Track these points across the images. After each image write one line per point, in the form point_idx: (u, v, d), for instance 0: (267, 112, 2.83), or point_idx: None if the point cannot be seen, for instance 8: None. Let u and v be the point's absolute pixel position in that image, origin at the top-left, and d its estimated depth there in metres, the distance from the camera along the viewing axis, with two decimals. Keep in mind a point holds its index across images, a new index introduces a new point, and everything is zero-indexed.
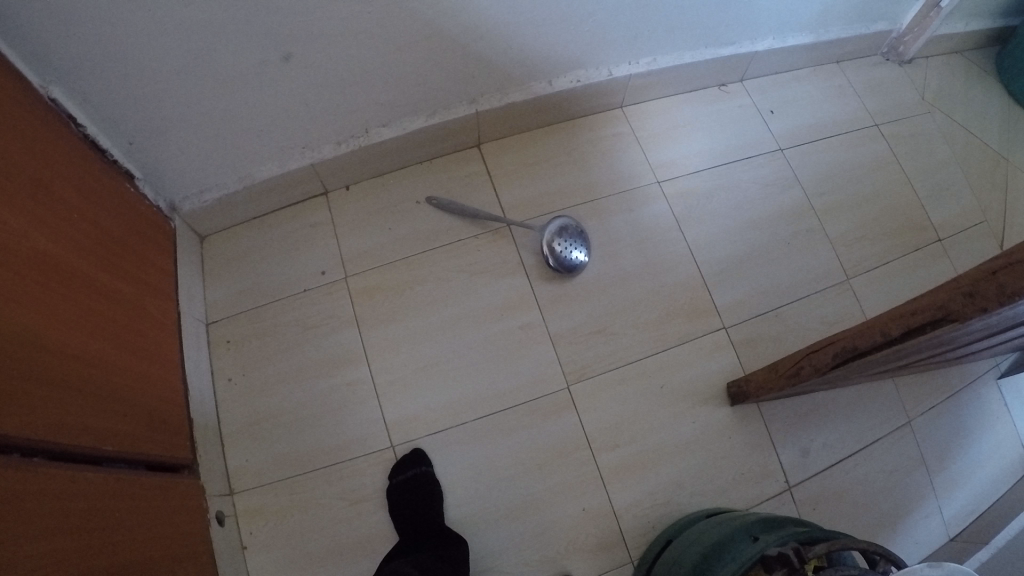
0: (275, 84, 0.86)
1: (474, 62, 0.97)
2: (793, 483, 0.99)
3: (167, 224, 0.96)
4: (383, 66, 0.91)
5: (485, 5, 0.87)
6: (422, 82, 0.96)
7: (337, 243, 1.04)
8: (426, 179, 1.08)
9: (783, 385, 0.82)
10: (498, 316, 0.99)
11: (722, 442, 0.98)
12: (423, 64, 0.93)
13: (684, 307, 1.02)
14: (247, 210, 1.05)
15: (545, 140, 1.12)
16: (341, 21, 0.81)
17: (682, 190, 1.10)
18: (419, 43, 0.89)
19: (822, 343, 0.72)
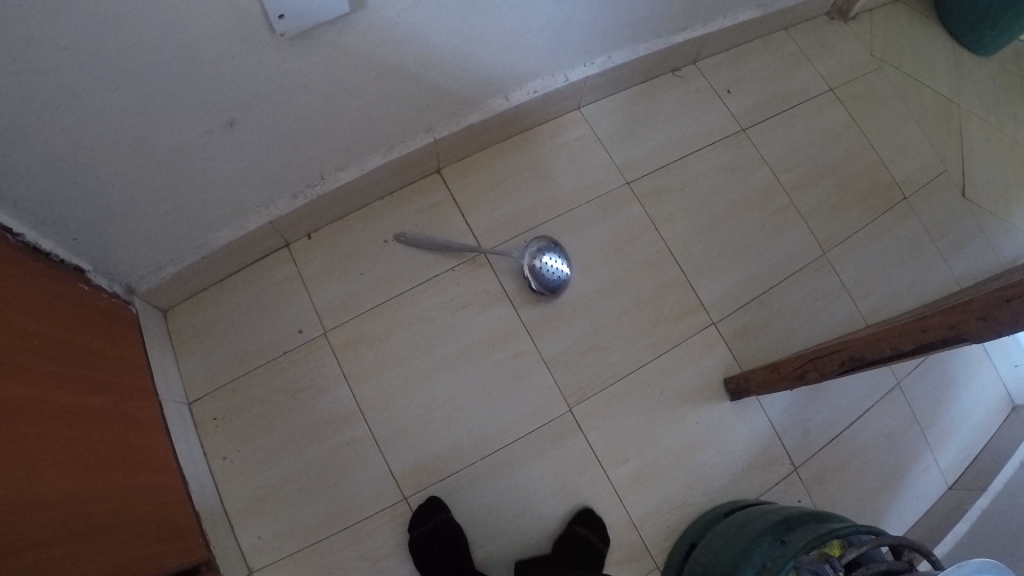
0: (222, 152, 0.79)
1: (429, 93, 0.90)
2: (798, 464, 1.01)
3: (128, 312, 0.90)
4: (335, 115, 0.83)
5: (438, 36, 0.81)
6: (376, 125, 0.89)
7: (310, 298, 0.99)
8: (390, 215, 1.01)
9: (784, 387, 0.85)
10: (489, 350, 0.97)
11: (728, 437, 0.99)
12: (376, 107, 0.86)
13: (673, 309, 1.02)
14: (208, 277, 0.98)
15: (507, 155, 1.07)
16: (284, 77, 0.74)
17: (652, 189, 1.09)
18: (369, 88, 0.82)
19: (824, 352, 0.75)
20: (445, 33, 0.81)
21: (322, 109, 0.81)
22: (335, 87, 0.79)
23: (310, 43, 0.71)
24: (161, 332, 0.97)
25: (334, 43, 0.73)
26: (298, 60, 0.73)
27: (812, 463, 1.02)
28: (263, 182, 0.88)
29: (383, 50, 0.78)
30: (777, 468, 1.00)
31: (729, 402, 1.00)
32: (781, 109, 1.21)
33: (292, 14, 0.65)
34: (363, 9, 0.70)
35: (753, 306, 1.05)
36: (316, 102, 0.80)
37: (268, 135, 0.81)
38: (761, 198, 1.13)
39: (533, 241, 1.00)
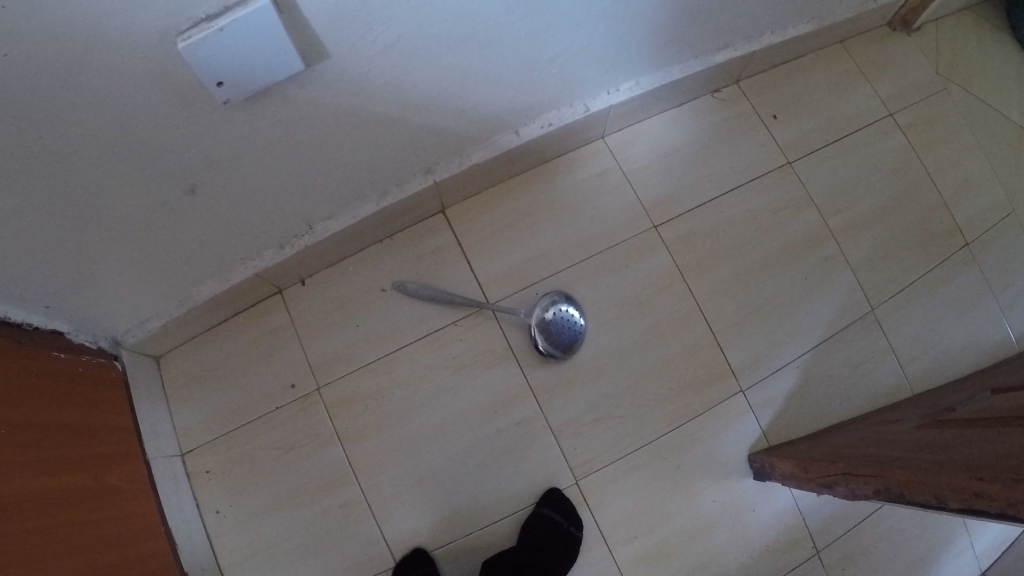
0: (196, 214, 0.72)
1: (424, 130, 0.78)
2: (821, 549, 1.00)
3: (114, 369, 0.84)
4: (318, 166, 0.74)
5: (419, 80, 0.69)
6: (364, 170, 0.79)
7: (303, 349, 0.94)
8: (390, 261, 0.93)
9: (812, 487, 0.82)
10: (492, 413, 0.90)
11: (743, 517, 0.96)
12: (361, 154, 0.76)
13: (699, 373, 0.94)
14: (200, 324, 0.93)
15: (522, 191, 0.95)
16: (251, 135, 0.64)
17: (681, 232, 0.97)
18: (349, 137, 0.72)
19: (859, 471, 0.72)
20: (431, 74, 0.69)
21: (297, 163, 0.72)
22: (308, 139, 0.69)
23: (266, 102, 0.61)
24: (155, 383, 0.92)
25: (295, 100, 0.62)
26: (256, 120, 0.63)
27: (834, 548, 1.01)
28: (247, 232, 0.80)
29: (357, 98, 0.67)
30: (795, 552, 0.99)
31: (751, 480, 0.96)
32: (829, 139, 1.09)
33: (233, 79, 0.55)
34: (322, 59, 0.59)
35: (782, 373, 0.99)
36: (287, 158, 0.70)
37: (237, 193, 0.72)
38: (800, 249, 1.04)
39: (543, 296, 0.91)
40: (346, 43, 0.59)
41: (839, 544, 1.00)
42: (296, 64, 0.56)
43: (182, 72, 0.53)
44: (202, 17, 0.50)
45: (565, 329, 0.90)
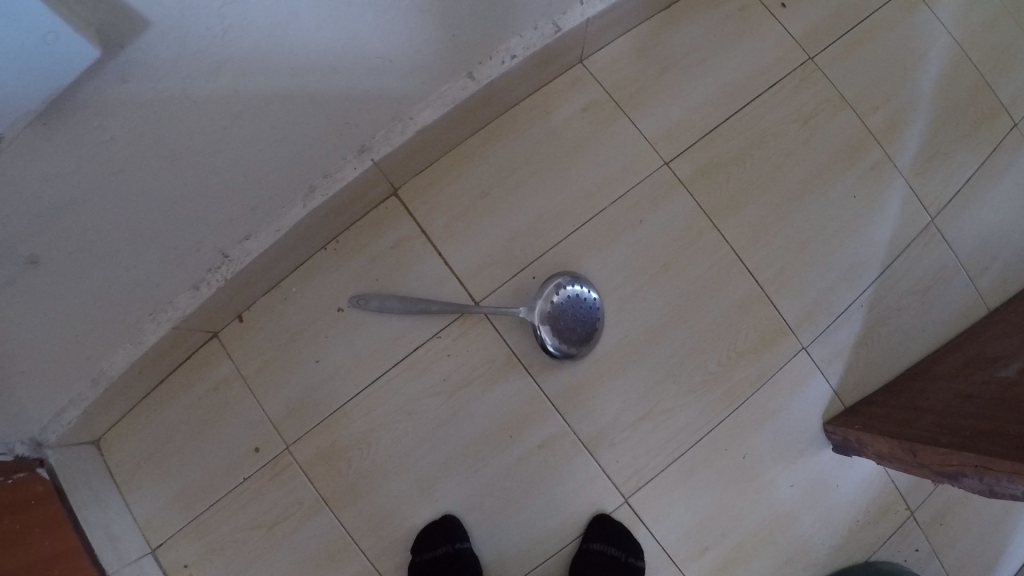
0: (64, 278, 0.53)
1: (338, 96, 0.55)
2: (916, 509, 0.86)
3: (39, 480, 0.66)
4: (205, 183, 0.55)
5: (314, 27, 0.47)
6: (274, 170, 0.58)
7: (258, 403, 0.74)
8: (340, 271, 0.70)
9: (923, 475, 0.68)
10: (506, 439, 0.71)
11: (830, 495, 0.81)
12: (257, 150, 0.55)
13: (753, 339, 0.74)
14: (131, 396, 0.73)
15: (493, 145, 0.70)
16: (87, 157, 0.45)
17: (702, 164, 0.73)
18: (228, 132, 0.51)
19: (1001, 465, 0.58)
20: (319, 18, 0.47)
21: (167, 184, 0.52)
22: (172, 150, 0.49)
23: (77, 117, 0.41)
24: (100, 477, 0.73)
25: (117, 99, 0.42)
26: (82, 147, 0.44)
27: (928, 504, 0.86)
28: (142, 282, 0.61)
29: (221, 78, 0.46)
30: (891, 521, 0.84)
31: (831, 452, 0.81)
32: (854, 24, 0.88)
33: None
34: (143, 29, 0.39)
35: (845, 319, 0.82)
36: (159, 185, 0.52)
37: (99, 242, 0.53)
38: (840, 163, 0.84)
39: (543, 284, 0.68)
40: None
41: (931, 501, 0.86)
42: (87, 51, 0.36)
43: None
44: None
45: (579, 322, 0.68)
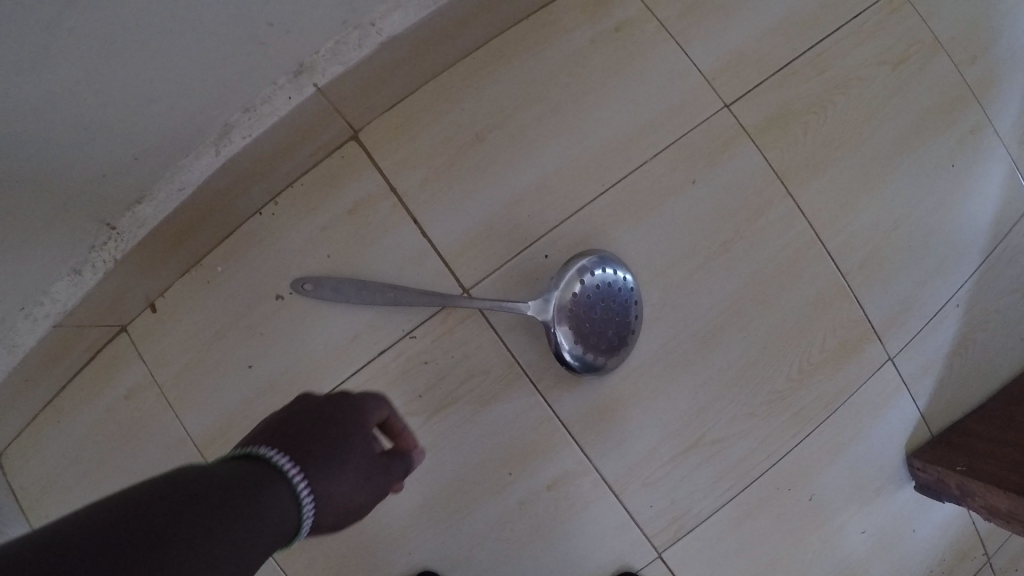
0: None
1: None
2: (992, 553, 0.69)
3: None
4: (41, 113, 0.37)
5: None
6: (159, 98, 0.41)
7: (175, 421, 0.55)
8: (280, 246, 0.51)
9: None
10: (502, 477, 0.52)
11: (905, 541, 0.65)
12: (116, 62, 0.37)
13: (832, 345, 0.56)
14: (16, 411, 0.55)
15: (490, 76, 0.50)
16: None
17: (772, 111, 0.55)
18: (57, 24, 0.33)
19: None
20: None
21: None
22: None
23: None
24: None
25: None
26: None
27: (1008, 548, 0.70)
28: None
29: None
30: (966, 568, 0.68)
31: (913, 490, 0.64)
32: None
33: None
34: None
35: (938, 321, 0.64)
36: None
37: None
38: (938, 120, 0.65)
39: (561, 267, 0.50)
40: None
41: (1009, 543, 0.70)
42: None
43: None
44: None
45: (607, 323, 0.50)
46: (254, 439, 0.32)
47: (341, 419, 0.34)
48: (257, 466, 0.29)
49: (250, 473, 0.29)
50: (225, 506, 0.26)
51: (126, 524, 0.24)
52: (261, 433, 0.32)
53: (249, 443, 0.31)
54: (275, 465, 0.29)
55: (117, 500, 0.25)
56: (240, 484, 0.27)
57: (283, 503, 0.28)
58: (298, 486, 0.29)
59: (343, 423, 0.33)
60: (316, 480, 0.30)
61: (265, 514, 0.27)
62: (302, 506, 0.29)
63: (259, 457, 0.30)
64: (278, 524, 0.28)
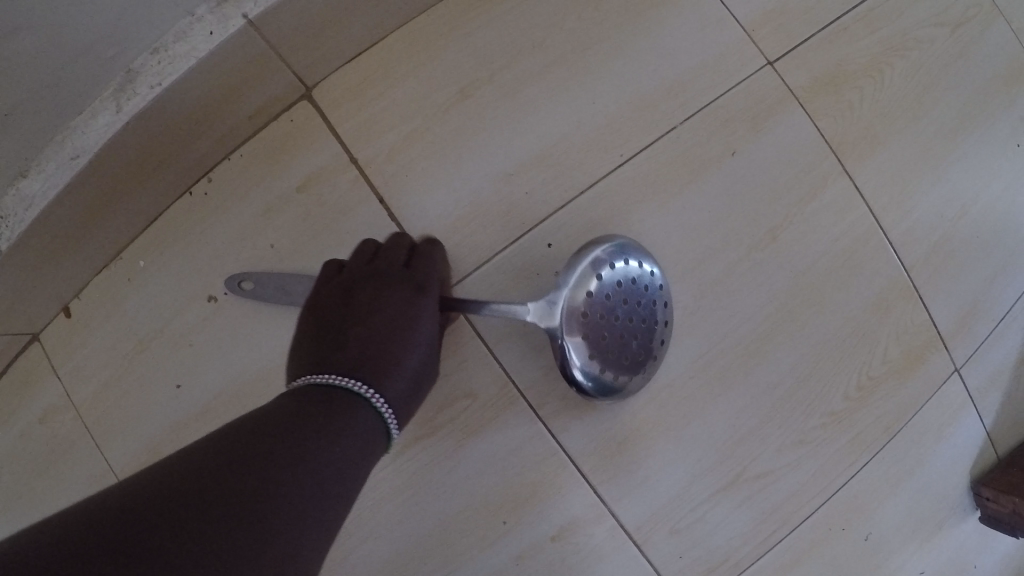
0: None
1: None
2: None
3: None
4: None
5: None
6: (26, 26, 0.30)
7: (93, 451, 0.45)
8: (214, 231, 0.41)
9: None
10: (496, 526, 0.41)
11: None
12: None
13: (894, 354, 0.46)
14: None
15: (476, 21, 0.40)
16: None
17: (822, 71, 0.45)
18: None
19: None
20: None
21: None
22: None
23: None
24: None
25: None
26: None
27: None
28: None
29: None
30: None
31: (977, 522, 0.55)
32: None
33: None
34: None
35: (1008, 325, 0.54)
36: None
37: None
38: (1007, 88, 0.55)
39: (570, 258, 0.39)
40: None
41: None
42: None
43: None
44: None
45: (633, 329, 0.39)
46: (326, 351, 0.35)
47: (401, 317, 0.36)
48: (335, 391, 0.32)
49: (332, 393, 0.32)
50: (322, 420, 0.30)
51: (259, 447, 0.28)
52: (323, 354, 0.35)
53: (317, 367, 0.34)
54: (348, 387, 0.33)
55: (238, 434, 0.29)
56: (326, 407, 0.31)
57: (370, 416, 0.32)
58: (378, 398, 0.33)
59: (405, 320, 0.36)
60: (392, 392, 0.34)
61: (358, 427, 0.31)
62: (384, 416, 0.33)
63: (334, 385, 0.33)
64: (372, 430, 0.32)
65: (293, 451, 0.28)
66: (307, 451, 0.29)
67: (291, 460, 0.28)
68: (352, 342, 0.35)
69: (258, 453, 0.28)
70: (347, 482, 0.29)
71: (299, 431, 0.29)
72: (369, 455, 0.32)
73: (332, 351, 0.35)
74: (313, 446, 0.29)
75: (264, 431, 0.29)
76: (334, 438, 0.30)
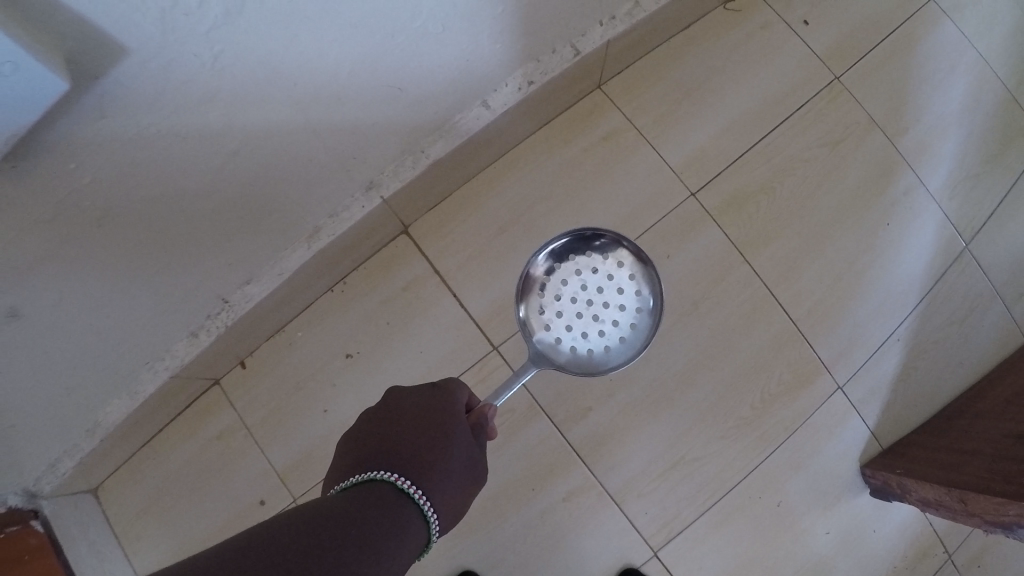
0: (64, 326, 0.50)
1: (339, 131, 0.52)
2: (953, 552, 0.74)
3: (31, 536, 0.61)
4: (192, 232, 0.52)
5: (321, 56, 0.45)
6: (274, 212, 0.56)
7: (264, 454, 0.70)
8: (350, 314, 0.68)
9: (978, 524, 0.60)
10: (529, 492, 0.66)
11: (866, 541, 0.72)
12: (258, 192, 0.52)
13: (787, 377, 0.70)
14: (132, 445, 0.69)
15: (510, 179, 0.69)
16: (71, 193, 0.41)
17: (729, 195, 0.72)
18: (214, 180, 0.48)
19: None
20: (322, 45, 0.44)
21: (157, 225, 0.49)
22: (165, 187, 0.46)
23: (48, 154, 0.38)
24: (98, 529, 0.68)
25: (91, 140, 0.39)
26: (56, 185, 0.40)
27: (969, 545, 0.74)
28: (137, 334, 0.58)
29: (212, 115, 0.43)
30: (928, 567, 0.73)
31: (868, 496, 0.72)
32: (900, 23, 0.80)
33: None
34: (122, 59, 0.36)
35: (882, 354, 0.74)
36: (161, 229, 0.49)
37: (85, 292, 0.49)
38: (873, 186, 0.76)
39: (533, 294, 0.60)
40: (148, 16, 0.35)
41: (971, 539, 0.75)
42: (55, 84, 0.33)
43: None
44: None
45: (602, 297, 0.60)
46: (379, 457, 0.46)
47: (441, 427, 0.48)
48: (387, 488, 0.43)
49: (386, 485, 0.43)
50: (375, 508, 0.40)
51: (335, 520, 0.38)
52: (378, 456, 0.46)
53: (368, 465, 0.45)
54: (397, 480, 0.43)
55: (319, 511, 0.39)
56: (379, 501, 0.41)
57: (410, 510, 0.42)
58: (419, 492, 0.43)
59: (443, 432, 0.48)
60: (430, 487, 0.44)
61: (402, 517, 0.41)
62: (423, 506, 0.43)
63: (387, 481, 0.43)
64: (413, 521, 0.42)
65: (355, 526, 0.38)
66: (366, 525, 0.38)
67: (344, 529, 0.38)
68: (399, 445, 0.46)
69: (334, 525, 0.38)
70: (392, 554, 0.38)
71: (361, 515, 0.39)
72: (409, 540, 0.41)
73: (381, 454, 0.46)
74: (372, 524, 0.39)
75: (338, 512, 0.39)
76: (385, 521, 0.40)
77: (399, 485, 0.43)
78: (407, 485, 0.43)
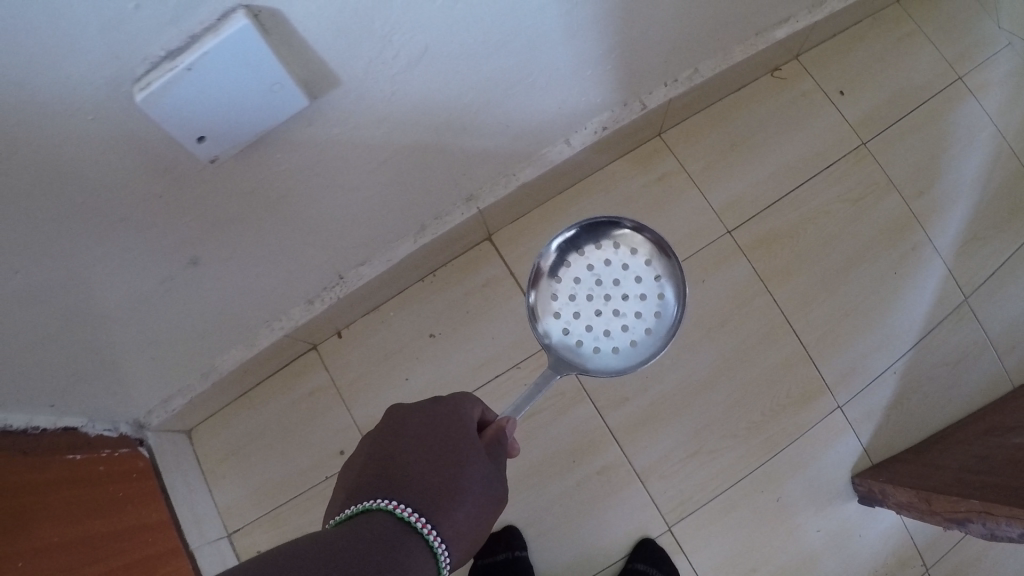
0: (217, 281, 0.64)
1: (458, 151, 0.67)
2: (931, 565, 0.84)
3: (140, 457, 0.75)
4: (336, 218, 0.67)
5: (457, 96, 0.60)
6: (394, 211, 0.71)
7: (348, 409, 0.84)
8: (438, 301, 0.84)
9: (940, 523, 0.71)
10: (568, 463, 0.79)
11: (852, 545, 0.83)
12: (389, 192, 0.67)
13: (795, 393, 0.83)
14: (237, 390, 0.83)
15: (580, 204, 0.84)
16: (263, 179, 0.55)
17: (760, 234, 0.85)
18: (364, 180, 0.63)
19: (998, 506, 0.62)
20: (461, 89, 0.59)
21: (313, 211, 0.63)
22: (330, 183, 0.61)
23: (261, 149, 0.52)
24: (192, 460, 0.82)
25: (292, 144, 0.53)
26: (256, 171, 0.54)
27: (946, 562, 0.84)
28: (269, 296, 0.72)
29: (379, 132, 0.58)
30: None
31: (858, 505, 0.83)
32: (923, 102, 0.93)
33: (216, 132, 0.45)
34: (331, 89, 0.50)
35: (879, 384, 0.86)
36: (316, 213, 0.64)
37: (244, 255, 0.63)
38: (886, 238, 0.89)
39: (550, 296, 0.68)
40: (361, 61, 0.49)
41: (948, 557, 0.85)
42: (297, 100, 0.47)
43: (151, 132, 0.44)
44: (161, 54, 0.39)
45: (615, 285, 0.68)
46: (389, 484, 0.48)
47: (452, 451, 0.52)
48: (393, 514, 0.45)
49: (391, 513, 0.45)
50: (384, 533, 0.43)
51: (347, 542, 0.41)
52: (386, 484, 0.48)
53: (379, 485, 0.48)
54: (402, 509, 0.45)
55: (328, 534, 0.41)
56: (387, 526, 0.44)
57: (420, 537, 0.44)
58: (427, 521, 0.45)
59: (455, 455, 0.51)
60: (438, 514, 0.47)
61: (410, 544, 0.44)
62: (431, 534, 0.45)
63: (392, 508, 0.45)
64: (419, 551, 0.44)
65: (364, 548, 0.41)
66: (376, 549, 0.41)
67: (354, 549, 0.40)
68: (409, 471, 0.49)
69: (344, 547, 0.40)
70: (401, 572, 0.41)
71: (370, 541, 0.42)
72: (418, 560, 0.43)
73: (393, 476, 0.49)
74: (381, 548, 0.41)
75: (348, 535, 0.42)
76: (394, 545, 0.43)
77: (404, 515, 0.45)
78: (410, 514, 0.45)
